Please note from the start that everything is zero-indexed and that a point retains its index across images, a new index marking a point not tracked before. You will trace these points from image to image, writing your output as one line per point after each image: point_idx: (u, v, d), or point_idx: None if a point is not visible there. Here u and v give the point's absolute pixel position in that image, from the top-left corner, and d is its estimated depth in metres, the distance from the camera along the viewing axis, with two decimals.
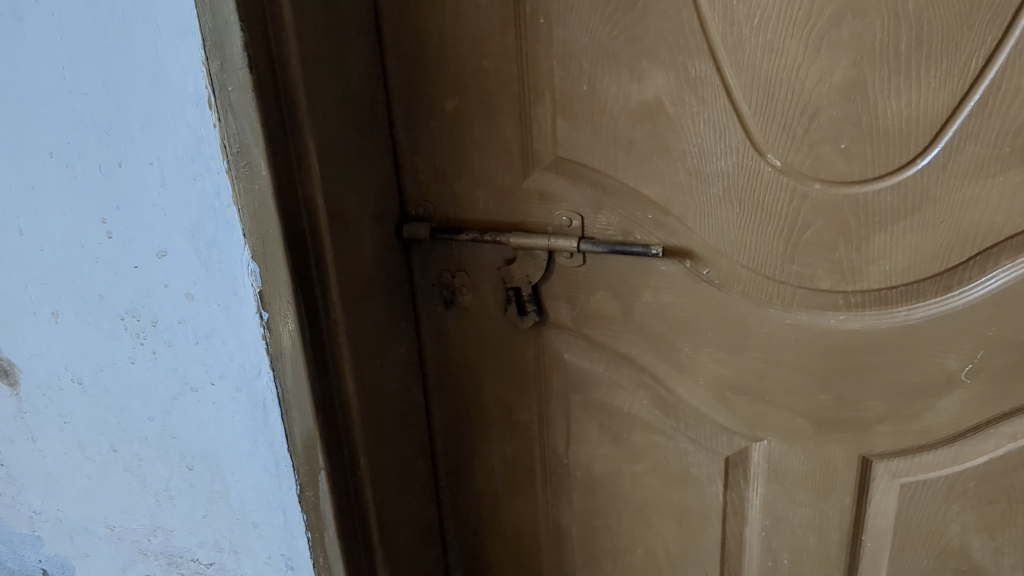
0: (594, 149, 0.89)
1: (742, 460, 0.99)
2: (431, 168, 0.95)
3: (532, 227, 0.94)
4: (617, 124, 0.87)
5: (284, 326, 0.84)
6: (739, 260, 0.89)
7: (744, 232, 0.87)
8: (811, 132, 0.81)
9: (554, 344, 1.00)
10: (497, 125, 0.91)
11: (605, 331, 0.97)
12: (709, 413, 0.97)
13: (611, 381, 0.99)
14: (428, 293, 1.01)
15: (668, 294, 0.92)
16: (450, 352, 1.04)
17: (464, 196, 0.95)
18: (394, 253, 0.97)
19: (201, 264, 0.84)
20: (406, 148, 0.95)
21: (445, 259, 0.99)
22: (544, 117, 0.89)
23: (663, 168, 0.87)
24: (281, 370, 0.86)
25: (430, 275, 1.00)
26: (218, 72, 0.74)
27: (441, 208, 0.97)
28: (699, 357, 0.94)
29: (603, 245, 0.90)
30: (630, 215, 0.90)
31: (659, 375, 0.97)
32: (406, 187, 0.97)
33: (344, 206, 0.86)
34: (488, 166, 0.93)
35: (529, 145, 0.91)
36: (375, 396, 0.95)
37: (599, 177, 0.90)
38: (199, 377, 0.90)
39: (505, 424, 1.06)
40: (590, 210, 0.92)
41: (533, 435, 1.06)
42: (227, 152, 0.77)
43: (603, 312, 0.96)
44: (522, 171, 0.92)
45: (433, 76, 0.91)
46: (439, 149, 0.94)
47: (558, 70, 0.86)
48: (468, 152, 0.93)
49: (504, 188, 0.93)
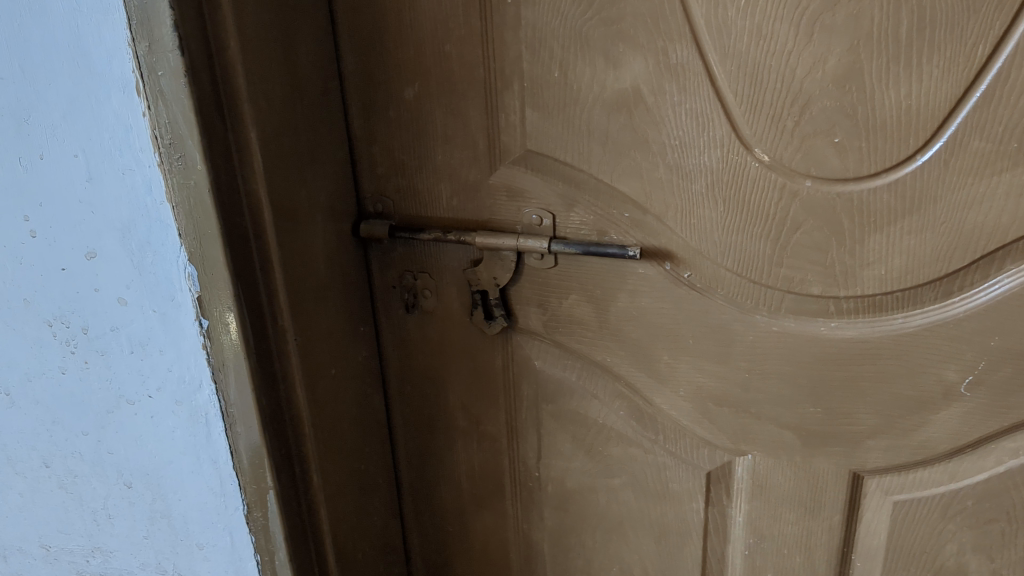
0: (565, 142, 0.82)
1: (725, 476, 0.92)
2: (389, 162, 0.88)
3: (500, 226, 0.87)
4: (591, 115, 0.80)
5: (227, 334, 0.76)
6: (723, 263, 0.82)
7: (728, 232, 0.81)
8: (802, 125, 0.74)
9: (524, 352, 0.92)
10: (460, 116, 0.83)
11: (578, 338, 0.90)
12: (689, 425, 0.90)
13: (584, 391, 0.92)
14: (388, 297, 0.94)
15: (646, 299, 0.85)
16: (412, 360, 0.97)
17: (426, 192, 0.88)
18: (350, 254, 0.89)
19: (133, 267, 0.76)
20: (363, 139, 0.87)
21: (406, 260, 0.91)
22: (510, 106, 0.82)
23: (641, 163, 0.80)
24: (224, 383, 0.79)
25: (391, 277, 0.92)
26: (146, 55, 0.66)
27: (400, 205, 0.89)
28: (679, 366, 0.87)
29: (576, 245, 0.83)
30: (605, 213, 0.83)
31: (636, 385, 0.90)
32: (363, 183, 0.89)
33: (291, 202, 0.79)
34: (452, 160, 0.86)
35: (496, 137, 0.83)
36: (328, 408, 0.87)
37: (571, 172, 0.83)
38: (135, 390, 0.82)
39: (471, 436, 0.99)
40: (562, 208, 0.84)
41: (502, 447, 0.98)
42: (158, 144, 0.70)
43: (576, 318, 0.89)
44: (487, 165, 0.85)
45: (390, 62, 0.83)
46: (398, 141, 0.86)
47: (526, 55, 0.79)
48: (429, 144, 0.85)
49: (469, 183, 0.86)
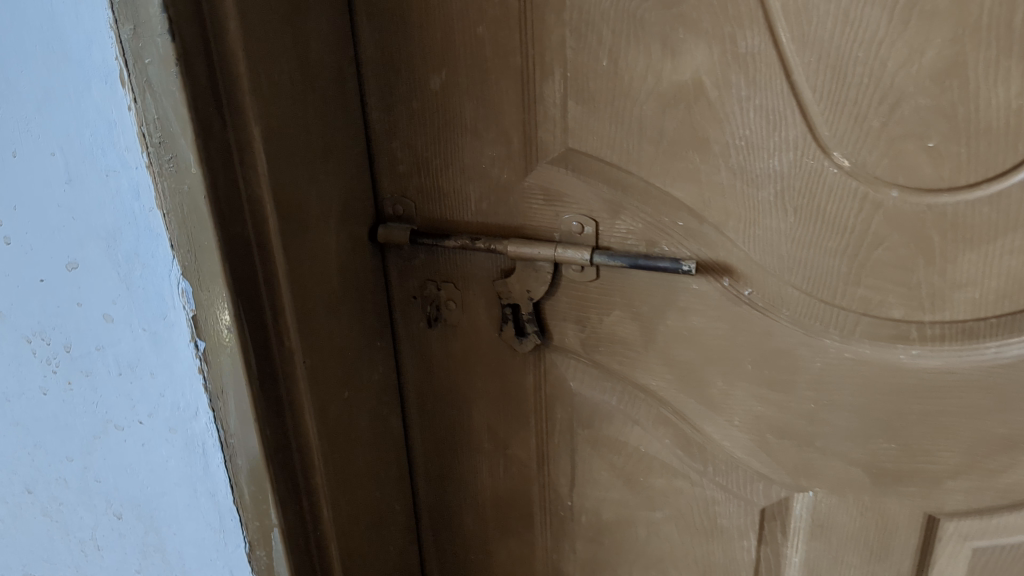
0: (612, 141, 0.71)
1: (781, 512, 0.83)
2: (411, 159, 0.78)
3: (535, 233, 0.77)
4: (644, 111, 0.69)
5: (226, 358, 0.67)
6: (789, 280, 0.72)
7: (797, 246, 0.71)
8: (891, 126, 0.64)
9: (559, 371, 0.83)
10: (492, 109, 0.73)
11: (620, 359, 0.80)
12: (743, 458, 0.81)
13: (625, 416, 0.82)
14: (408, 308, 0.84)
15: (700, 318, 0.76)
16: (434, 377, 0.87)
17: (452, 194, 0.78)
18: (366, 261, 0.80)
19: (119, 280, 0.67)
20: (381, 133, 0.77)
21: (428, 269, 0.81)
22: (550, 99, 0.71)
23: (700, 166, 0.70)
24: (223, 411, 0.70)
25: (411, 286, 0.83)
26: (131, 40, 0.57)
27: (423, 207, 0.79)
28: (734, 393, 0.78)
29: (622, 258, 0.73)
30: (655, 222, 0.73)
31: (684, 411, 0.80)
32: (381, 182, 0.80)
33: (299, 207, 0.69)
34: (482, 158, 0.75)
35: (533, 134, 0.73)
36: (341, 435, 0.78)
37: (617, 174, 0.73)
38: (124, 415, 0.73)
39: (498, 461, 0.90)
40: (607, 215, 0.74)
41: (531, 473, 0.89)
42: (147, 142, 0.60)
43: (619, 336, 0.79)
44: (522, 164, 0.75)
45: (414, 46, 0.73)
46: (421, 136, 0.76)
47: (570, 41, 0.69)
48: (456, 140, 0.75)
49: (501, 185, 0.76)
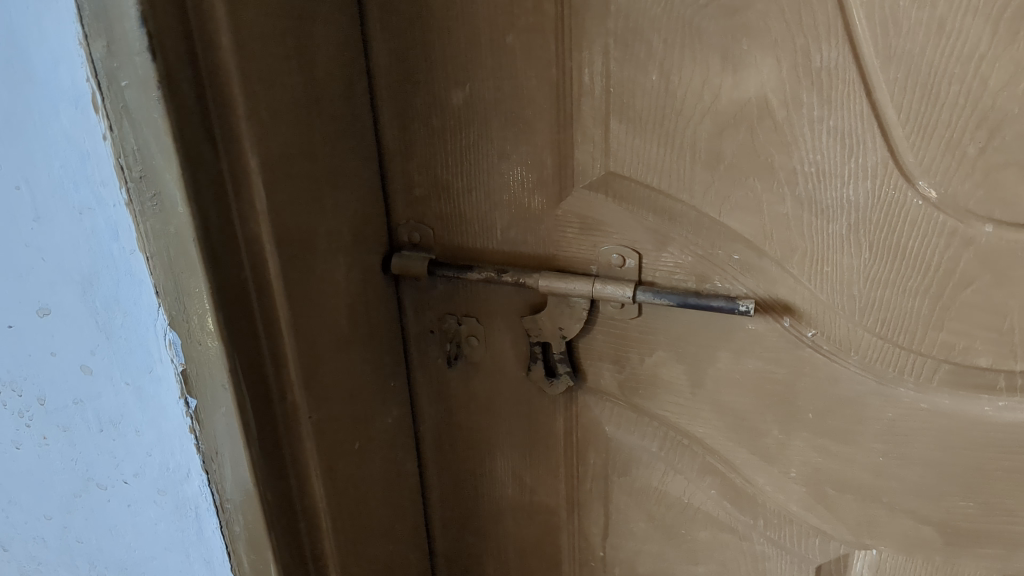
0: (660, 165, 0.63)
1: (839, 569, 0.74)
2: (429, 181, 0.69)
3: (569, 264, 0.68)
4: (698, 131, 0.60)
5: (221, 417, 0.58)
6: (860, 322, 0.64)
7: (871, 285, 0.62)
8: (989, 153, 0.54)
9: (594, 414, 0.75)
10: (523, 127, 0.64)
11: (662, 403, 0.72)
12: (799, 512, 0.73)
13: (667, 464, 0.74)
14: (425, 343, 0.76)
15: (754, 361, 0.67)
16: (453, 416, 0.79)
17: (476, 221, 0.69)
18: (379, 295, 0.71)
19: (96, 330, 0.58)
20: (396, 152, 0.69)
21: (448, 301, 0.73)
22: (589, 116, 0.63)
23: (761, 195, 0.61)
24: (217, 474, 0.61)
25: (429, 320, 0.74)
26: (105, 59, 0.48)
27: (442, 235, 0.71)
28: (792, 443, 0.70)
29: (670, 296, 0.64)
30: (707, 255, 0.64)
31: (734, 461, 0.72)
32: (395, 206, 0.71)
33: (305, 243, 0.60)
34: (510, 182, 0.67)
35: (568, 156, 0.65)
36: (351, 491, 0.70)
37: (664, 202, 0.64)
38: (106, 473, 0.65)
39: (524, 507, 0.82)
40: (651, 247, 0.66)
41: (561, 520, 0.81)
42: (126, 177, 0.51)
43: (662, 379, 0.71)
44: (556, 189, 0.66)
45: (433, 56, 0.64)
46: (441, 156, 0.68)
47: (613, 51, 0.60)
48: (481, 161, 0.67)
49: (532, 212, 0.67)
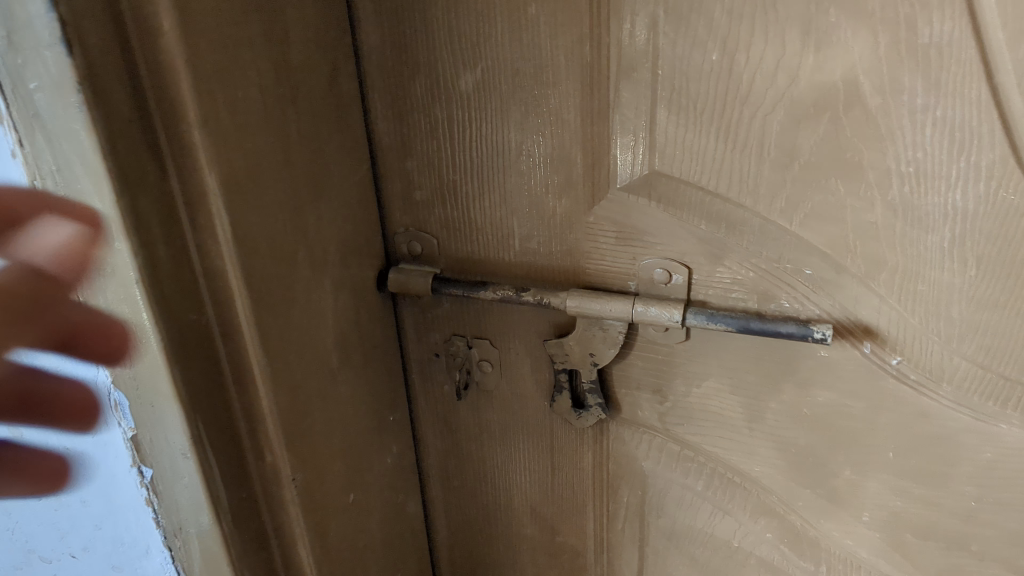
0: (717, 164, 0.51)
1: None
2: (432, 183, 0.57)
3: (602, 281, 0.57)
4: (767, 123, 0.49)
5: (183, 492, 0.47)
6: (958, 350, 0.52)
7: (975, 306, 0.50)
8: None
9: (628, 448, 0.64)
10: (550, 116, 0.52)
11: (711, 438, 0.61)
12: (870, 560, 0.62)
13: (714, 504, 0.64)
14: (429, 369, 0.65)
15: (825, 393, 0.57)
16: (461, 449, 0.69)
17: (489, 229, 0.57)
18: (375, 319, 0.60)
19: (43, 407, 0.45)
20: (391, 149, 0.56)
21: (456, 322, 0.62)
22: (631, 104, 0.51)
23: (845, 200, 0.50)
24: (183, 553, 0.50)
25: (433, 342, 0.63)
26: (5, 54, 0.35)
27: (448, 245, 0.59)
28: (865, 484, 0.59)
29: (729, 320, 0.54)
30: (771, 270, 0.53)
31: (794, 503, 0.62)
32: (391, 212, 0.59)
33: (286, 271, 0.49)
34: (531, 183, 0.55)
35: (603, 152, 0.53)
36: (348, 551, 0.59)
37: (720, 207, 0.52)
38: (51, 546, 0.54)
39: (545, 547, 0.72)
40: (703, 262, 0.55)
41: (588, 560, 0.71)
42: (45, 204, 0.39)
43: (711, 411, 0.60)
44: (587, 191, 0.54)
45: (436, 31, 0.51)
46: (446, 152, 0.55)
47: (662, 25, 0.48)
48: (495, 159, 0.55)
49: (557, 219, 0.56)
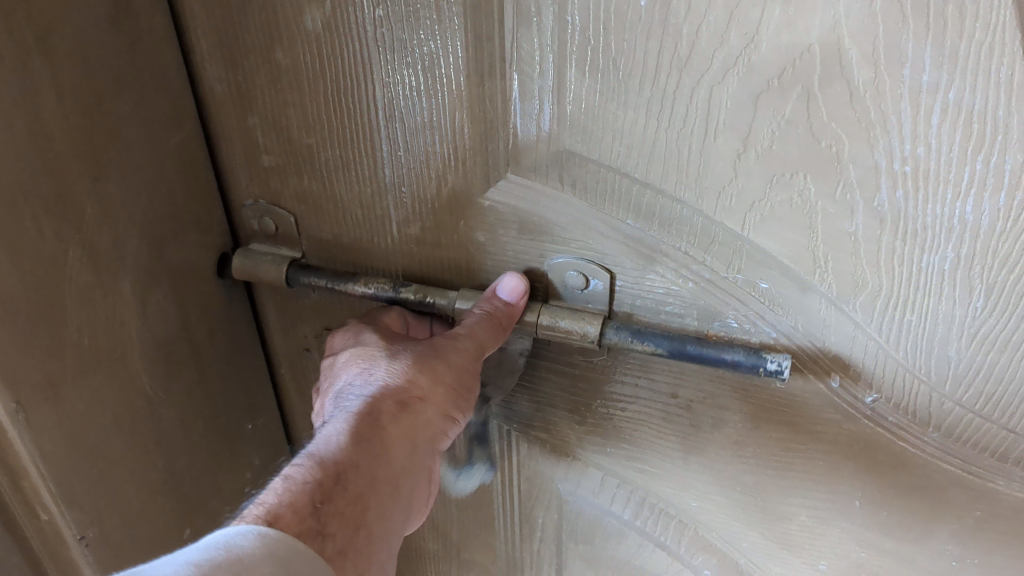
0: (647, 146, 0.38)
1: None
2: (283, 146, 0.43)
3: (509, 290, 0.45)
4: (714, 95, 0.35)
5: None
6: (950, 394, 0.40)
7: (977, 345, 0.38)
8: None
9: (543, 462, 0.54)
10: (426, 71, 0.39)
11: (638, 463, 0.50)
12: None
13: (643, 533, 0.54)
14: (299, 365, 0.52)
15: (777, 430, 0.45)
16: None
17: (359, 208, 0.44)
18: (221, 314, 0.47)
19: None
20: (227, 102, 0.43)
21: (326, 315, 0.49)
22: (533, 60, 0.37)
23: (816, 202, 0.37)
24: None
25: (302, 336, 0.51)
26: None
27: (309, 224, 0.46)
28: (824, 535, 0.48)
29: (658, 339, 0.42)
30: (715, 281, 0.41)
31: (737, 543, 0.51)
32: (237, 180, 0.46)
33: (57, 287, 0.36)
34: (408, 153, 0.42)
35: (498, 119, 0.39)
36: None
37: (652, 201, 0.39)
38: None
39: (456, 547, 0.63)
40: (630, 266, 0.42)
41: (503, 567, 0.62)
42: None
43: (640, 434, 0.49)
44: (479, 168, 0.41)
45: None
46: (297, 110, 0.42)
47: None
48: (360, 121, 0.41)
49: (444, 201, 0.43)
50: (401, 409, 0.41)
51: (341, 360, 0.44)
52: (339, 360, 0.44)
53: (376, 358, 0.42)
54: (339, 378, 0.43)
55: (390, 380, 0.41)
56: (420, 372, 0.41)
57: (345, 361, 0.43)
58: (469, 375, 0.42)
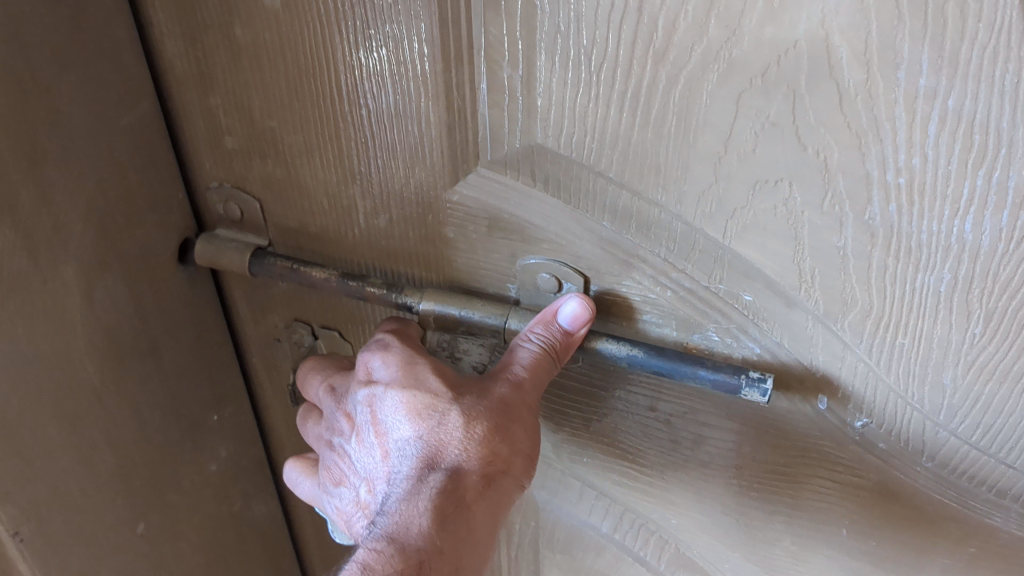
0: (623, 145, 0.35)
1: None
2: (246, 128, 0.41)
3: (484, 294, 0.42)
4: (692, 92, 0.32)
5: None
6: (945, 423, 0.37)
7: (976, 373, 0.35)
8: None
9: None
10: (390, 53, 0.36)
11: (617, 475, 0.48)
12: None
13: (623, 547, 0.51)
14: (269, 355, 0.50)
15: (761, 451, 0.42)
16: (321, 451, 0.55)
17: (326, 196, 0.42)
18: (183, 302, 0.45)
19: (319, 468, 0.43)
20: (187, 80, 0.40)
21: (294, 304, 0.47)
22: (502, 46, 0.34)
23: (802, 212, 0.34)
24: None
25: (272, 326, 0.49)
26: None
27: (275, 210, 0.44)
28: (810, 562, 0.45)
29: (633, 344, 0.39)
30: (696, 291, 0.38)
31: (719, 565, 0.48)
32: (200, 162, 0.43)
33: None
34: (374, 141, 0.39)
35: (466, 110, 0.37)
36: None
37: (628, 203, 0.37)
38: None
39: None
40: (606, 271, 0.39)
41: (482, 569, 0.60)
42: None
43: (620, 447, 0.46)
44: (447, 159, 0.39)
45: None
46: (258, 91, 0.39)
47: None
48: (323, 104, 0.39)
49: (413, 192, 0.40)
50: (482, 485, 0.37)
51: (393, 398, 0.38)
52: (389, 392, 0.38)
53: (441, 410, 0.37)
54: (396, 421, 0.38)
55: (468, 444, 0.37)
56: (498, 437, 0.37)
57: (404, 402, 0.37)
58: (537, 429, 0.38)
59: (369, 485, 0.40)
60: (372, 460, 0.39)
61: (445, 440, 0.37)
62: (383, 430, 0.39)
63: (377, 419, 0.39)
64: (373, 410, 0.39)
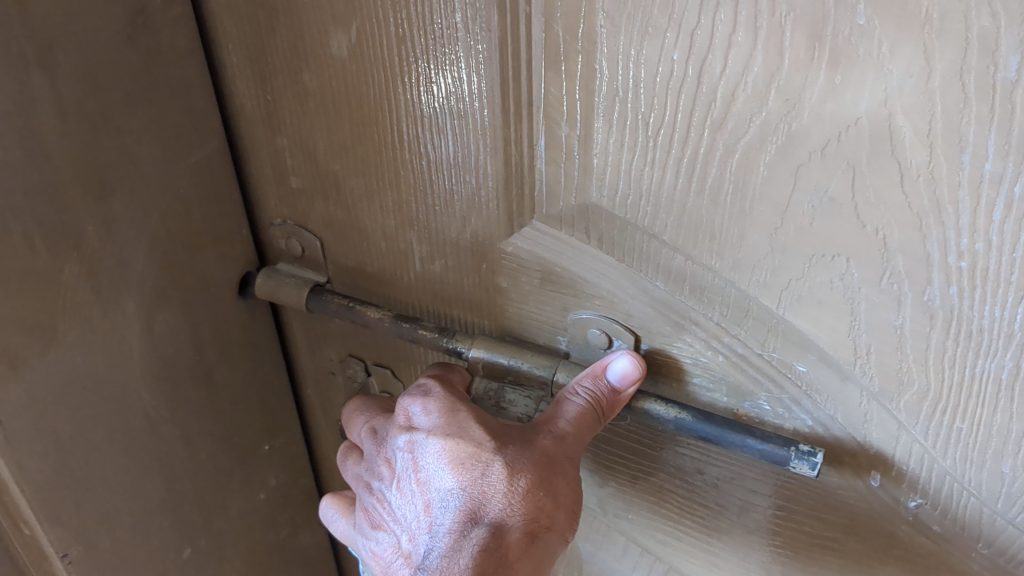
0: (679, 209, 0.34)
1: None
2: (309, 170, 0.42)
3: (535, 345, 0.42)
4: (749, 162, 0.32)
5: None
6: (1003, 512, 0.35)
7: None
8: None
9: None
10: (450, 105, 0.36)
11: (662, 533, 0.47)
12: None
13: None
14: (324, 387, 0.51)
15: (811, 523, 0.41)
16: None
17: (385, 238, 0.43)
18: (241, 334, 0.46)
19: (359, 514, 0.43)
20: (255, 121, 0.41)
21: (349, 341, 0.47)
22: (561, 106, 0.34)
23: (859, 287, 0.33)
24: None
25: (327, 359, 0.49)
26: None
27: (335, 249, 0.45)
28: None
29: (682, 408, 0.38)
30: (747, 357, 0.37)
31: None
32: (265, 199, 0.44)
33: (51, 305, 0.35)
34: (432, 188, 0.39)
35: (523, 165, 0.37)
36: None
37: (682, 266, 0.36)
38: None
39: None
40: (657, 331, 0.39)
41: None
42: None
43: (664, 508, 0.46)
44: (503, 211, 0.39)
45: None
46: (322, 135, 0.40)
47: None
48: (384, 151, 0.39)
49: (468, 240, 0.41)
50: (525, 542, 0.37)
51: (436, 446, 0.38)
52: (431, 441, 0.38)
53: (484, 461, 0.36)
54: (437, 471, 0.38)
55: (512, 497, 0.36)
56: (541, 489, 0.36)
57: (447, 452, 0.37)
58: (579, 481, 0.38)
59: (410, 535, 0.39)
60: (413, 510, 0.39)
61: (488, 492, 0.36)
62: (424, 479, 0.38)
63: (419, 467, 0.38)
64: (415, 457, 0.39)
